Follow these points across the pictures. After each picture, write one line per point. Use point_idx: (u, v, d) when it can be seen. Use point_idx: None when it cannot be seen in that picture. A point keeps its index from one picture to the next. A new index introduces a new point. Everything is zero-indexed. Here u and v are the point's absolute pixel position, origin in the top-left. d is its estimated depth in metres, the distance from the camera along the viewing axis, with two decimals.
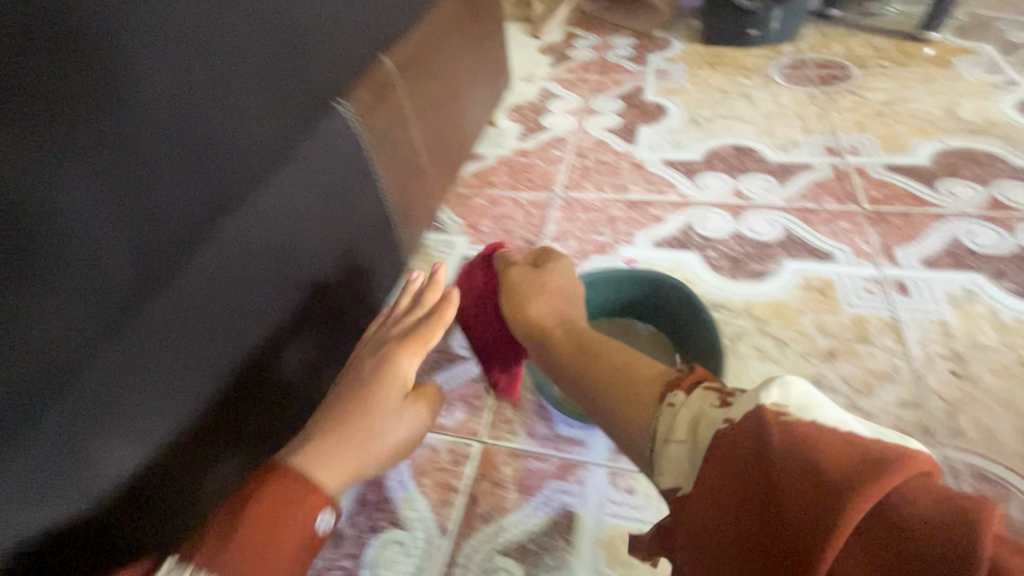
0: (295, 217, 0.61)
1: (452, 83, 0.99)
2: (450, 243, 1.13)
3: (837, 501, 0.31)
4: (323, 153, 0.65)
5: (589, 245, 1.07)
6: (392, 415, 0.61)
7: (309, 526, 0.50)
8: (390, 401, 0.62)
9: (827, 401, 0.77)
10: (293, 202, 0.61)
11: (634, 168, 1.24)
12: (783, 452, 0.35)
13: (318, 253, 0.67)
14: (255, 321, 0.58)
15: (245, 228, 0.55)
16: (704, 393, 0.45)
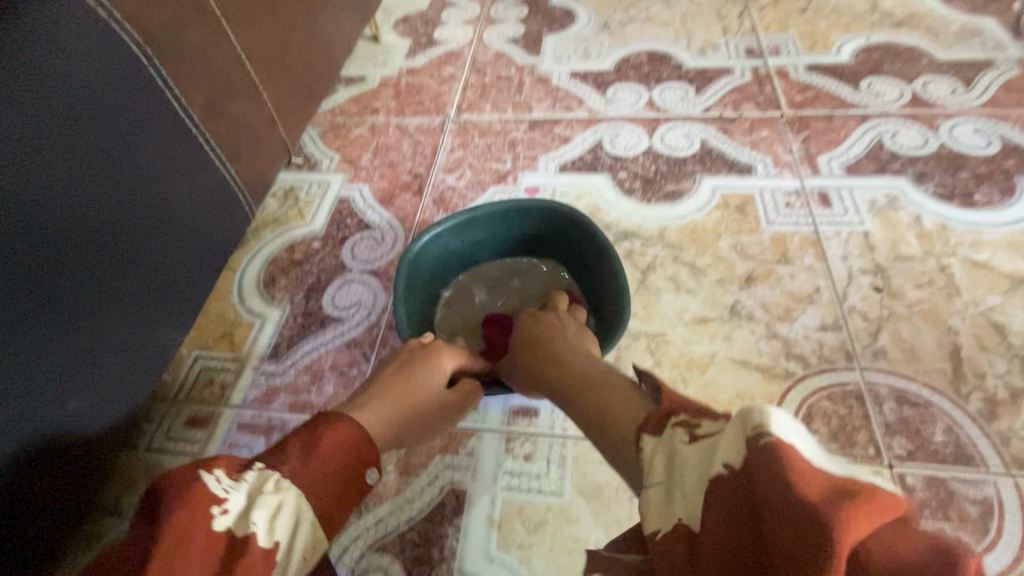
0: (60, 177, 0.47)
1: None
2: (324, 183, 0.95)
3: (830, 545, 0.21)
4: (76, 75, 0.47)
5: (486, 174, 0.92)
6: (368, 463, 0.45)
7: (361, 477, 0.43)
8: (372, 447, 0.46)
9: (746, 331, 0.68)
10: (57, 162, 0.46)
11: (538, 83, 1.08)
12: (775, 525, 0.24)
13: (101, 219, 0.51)
14: (19, 318, 0.44)
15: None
16: (675, 432, 0.35)
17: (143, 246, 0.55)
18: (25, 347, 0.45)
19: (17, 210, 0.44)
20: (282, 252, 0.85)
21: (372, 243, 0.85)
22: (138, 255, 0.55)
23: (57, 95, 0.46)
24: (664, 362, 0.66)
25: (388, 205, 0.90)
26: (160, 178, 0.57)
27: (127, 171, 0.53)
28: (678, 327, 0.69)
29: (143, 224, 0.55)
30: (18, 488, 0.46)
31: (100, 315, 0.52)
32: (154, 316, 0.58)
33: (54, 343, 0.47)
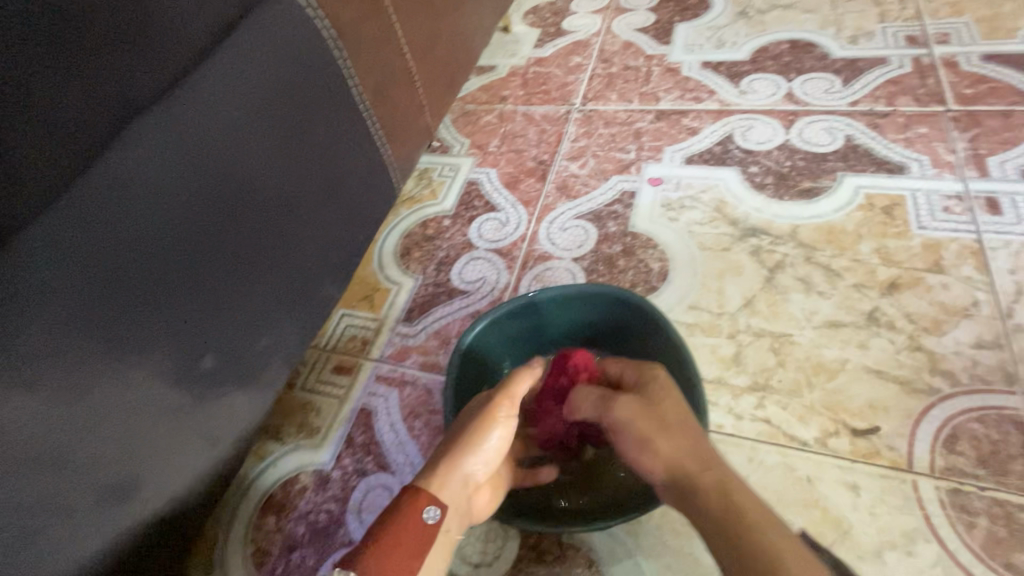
0: (270, 148, 0.55)
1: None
2: (455, 167, 1.02)
3: None
4: (294, 55, 0.56)
5: (610, 163, 0.93)
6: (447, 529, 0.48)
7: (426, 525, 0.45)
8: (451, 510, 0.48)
9: (884, 341, 0.64)
10: (276, 126, 0.56)
11: (667, 73, 1.06)
12: None
13: (304, 176, 0.60)
14: (240, 262, 0.53)
15: (233, 159, 0.52)
16: None
17: (327, 205, 0.64)
18: (251, 278, 0.55)
19: (241, 173, 0.53)
20: (416, 227, 0.93)
21: (498, 225, 0.90)
22: (324, 212, 0.64)
23: (281, 71, 0.55)
24: (788, 363, 0.65)
25: (513, 190, 0.95)
26: (338, 153, 0.65)
27: (320, 139, 0.62)
28: (806, 329, 0.67)
29: (325, 191, 0.63)
30: (237, 392, 0.56)
31: (296, 261, 0.60)
32: (333, 265, 0.67)
33: (261, 287, 0.56)
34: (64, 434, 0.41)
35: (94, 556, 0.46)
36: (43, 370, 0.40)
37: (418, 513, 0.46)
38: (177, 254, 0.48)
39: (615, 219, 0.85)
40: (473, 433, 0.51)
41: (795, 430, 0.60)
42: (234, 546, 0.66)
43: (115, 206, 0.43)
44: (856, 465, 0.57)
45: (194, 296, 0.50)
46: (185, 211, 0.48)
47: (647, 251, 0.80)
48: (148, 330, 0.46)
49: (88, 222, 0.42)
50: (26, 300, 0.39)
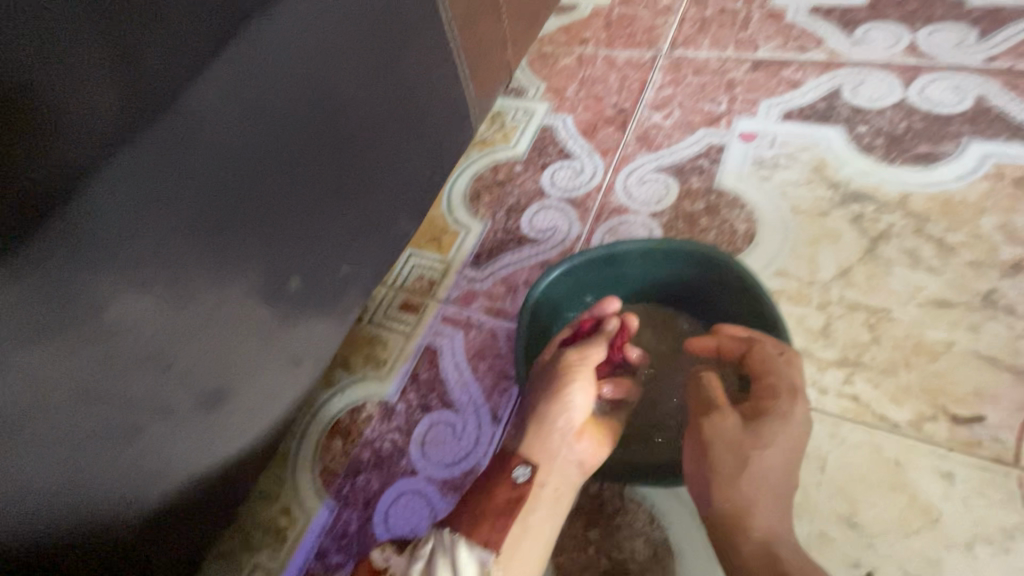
0: (362, 76, 0.54)
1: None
2: (529, 111, 0.98)
3: None
4: None
5: (697, 115, 0.87)
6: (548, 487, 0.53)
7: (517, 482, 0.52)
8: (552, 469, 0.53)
9: (999, 326, 0.58)
10: (368, 46, 0.54)
11: (769, 18, 0.96)
12: None
13: (387, 103, 0.58)
14: (327, 190, 0.54)
15: (328, 80, 0.51)
16: None
17: (408, 136, 0.63)
18: (334, 204, 0.55)
19: (335, 100, 0.52)
20: (486, 171, 0.91)
21: (571, 173, 0.86)
22: (404, 144, 0.63)
23: None
24: (884, 340, 0.60)
25: (590, 138, 0.90)
26: (422, 87, 0.63)
27: (408, 65, 0.60)
28: (909, 306, 0.61)
29: (405, 126, 0.62)
30: (314, 315, 0.58)
31: (375, 191, 0.60)
32: (407, 201, 0.66)
33: (343, 217, 0.57)
34: (169, 339, 0.44)
35: (191, 450, 0.49)
36: (154, 276, 0.41)
37: (507, 472, 0.53)
38: (272, 177, 0.48)
39: (699, 175, 0.80)
40: (554, 394, 0.54)
41: (887, 410, 0.56)
42: (304, 463, 0.69)
43: (222, 121, 0.43)
44: (952, 453, 0.53)
45: (286, 220, 0.50)
46: (281, 129, 0.48)
47: (733, 211, 0.74)
48: (246, 249, 0.48)
49: (199, 136, 0.42)
50: (142, 208, 0.40)
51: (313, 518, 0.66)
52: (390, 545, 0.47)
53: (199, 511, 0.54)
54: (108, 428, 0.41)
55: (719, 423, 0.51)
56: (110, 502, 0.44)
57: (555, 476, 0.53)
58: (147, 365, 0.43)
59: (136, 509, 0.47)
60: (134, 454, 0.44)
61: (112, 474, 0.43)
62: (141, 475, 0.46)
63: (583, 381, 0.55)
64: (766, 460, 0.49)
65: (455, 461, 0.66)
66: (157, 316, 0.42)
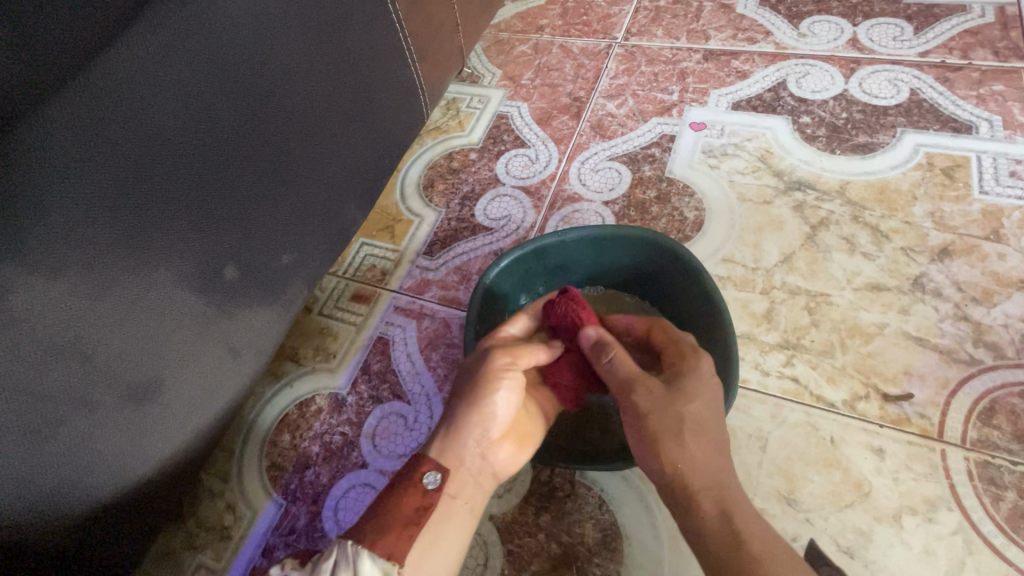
0: (298, 55, 0.52)
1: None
2: (485, 98, 0.96)
3: None
4: None
5: (650, 104, 0.88)
6: (464, 496, 0.48)
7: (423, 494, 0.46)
8: (466, 478, 0.49)
9: (928, 308, 0.61)
10: (304, 22, 0.51)
11: (720, 10, 0.98)
12: None
13: (327, 84, 0.56)
14: (263, 174, 0.52)
15: (258, 57, 0.48)
16: None
17: (352, 121, 0.61)
18: (273, 188, 0.53)
19: (269, 80, 0.50)
20: (441, 159, 0.89)
21: (526, 161, 0.86)
22: (347, 127, 0.61)
23: None
24: (823, 323, 0.62)
25: (545, 126, 0.90)
26: (365, 68, 0.61)
27: (349, 44, 0.58)
28: (845, 290, 0.64)
29: (347, 109, 0.60)
30: (254, 305, 0.56)
31: (318, 177, 0.59)
32: (353, 187, 0.64)
33: (282, 201, 0.55)
34: (92, 331, 0.41)
35: (120, 449, 0.47)
36: (68, 260, 0.39)
37: (417, 477, 0.47)
38: (200, 156, 0.46)
39: (651, 164, 0.80)
40: (477, 398, 0.50)
41: (824, 391, 0.58)
42: (250, 458, 0.67)
43: (140, 97, 0.41)
44: (883, 430, 0.56)
45: (219, 202, 0.48)
46: (209, 108, 0.45)
47: (683, 199, 0.75)
48: (175, 232, 0.45)
49: (110, 112, 0.39)
50: (51, 183, 0.37)
51: (260, 515, 0.64)
52: (291, 560, 0.40)
53: (134, 513, 0.52)
54: (19, 428, 0.39)
55: (640, 393, 0.50)
56: (30, 503, 0.41)
57: (473, 489, 0.49)
58: (65, 357, 0.40)
59: (66, 510, 0.44)
60: (53, 454, 0.41)
61: (28, 475, 0.40)
62: (65, 474, 0.43)
63: (510, 384, 0.51)
64: (692, 414, 0.48)
65: (407, 453, 0.65)
66: (73, 307, 0.40)
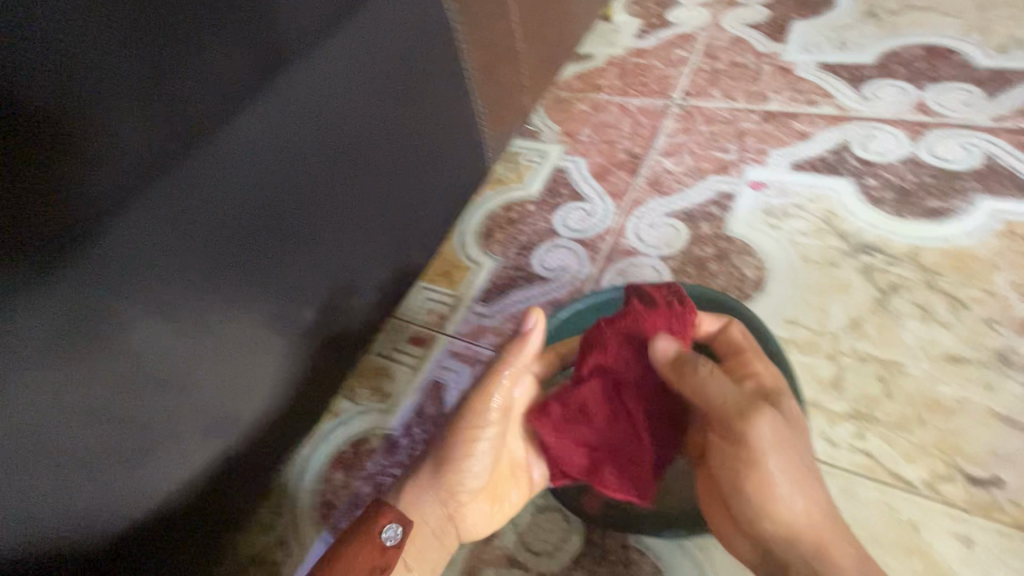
0: (365, 100, 0.54)
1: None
2: (543, 153, 1.00)
3: None
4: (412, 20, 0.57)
5: (708, 162, 0.89)
6: (421, 553, 0.52)
7: (381, 549, 0.50)
8: (428, 537, 0.53)
9: (1015, 385, 0.58)
10: (391, 88, 0.57)
11: (779, 73, 1.00)
12: None
13: (405, 141, 0.61)
14: (344, 223, 0.56)
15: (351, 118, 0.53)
16: None
17: (424, 173, 0.66)
18: (352, 234, 0.57)
19: (336, 127, 0.51)
20: (500, 210, 0.93)
21: (583, 215, 0.88)
22: (420, 180, 0.65)
23: (406, 36, 0.56)
24: (897, 395, 0.59)
25: (602, 180, 0.92)
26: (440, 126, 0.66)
27: (428, 105, 0.62)
28: (921, 360, 0.61)
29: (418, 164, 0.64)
30: (321, 342, 0.58)
31: (391, 224, 0.62)
32: (421, 236, 0.68)
33: (353, 248, 0.58)
34: (186, 367, 0.45)
35: (163, 466, 0.46)
36: (178, 301, 0.42)
37: (375, 531, 0.50)
38: (250, 193, 0.45)
39: (709, 221, 0.81)
40: (462, 460, 0.54)
41: (901, 468, 0.55)
42: (303, 494, 0.68)
43: (254, 156, 0.45)
44: (971, 516, 0.52)
45: (272, 224, 0.48)
46: (308, 164, 0.50)
47: (742, 258, 0.75)
48: (235, 266, 0.46)
49: (230, 169, 0.43)
50: (174, 233, 0.41)
51: (309, 553, 0.65)
52: None
53: (197, 546, 0.53)
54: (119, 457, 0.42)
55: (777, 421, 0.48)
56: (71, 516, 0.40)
57: (430, 547, 0.54)
58: (109, 372, 0.40)
59: (109, 529, 0.43)
60: (137, 479, 0.44)
61: (120, 502, 0.43)
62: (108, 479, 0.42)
63: (495, 454, 0.54)
64: (771, 469, 0.48)
65: None
66: (175, 346, 0.43)
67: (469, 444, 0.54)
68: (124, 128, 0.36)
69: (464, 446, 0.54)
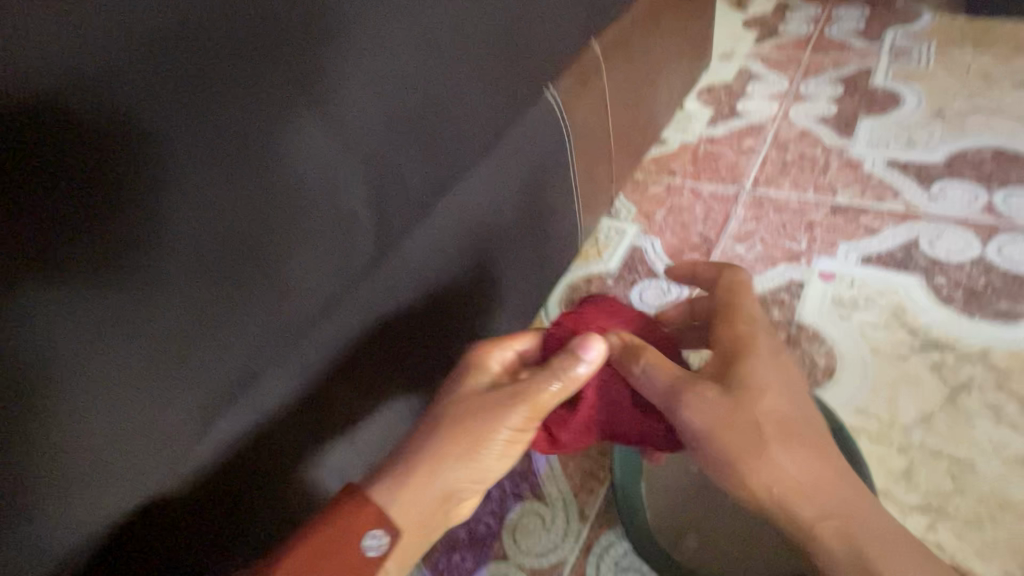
0: (488, 207, 0.68)
1: (647, 56, 0.94)
2: (620, 230, 1.09)
3: None
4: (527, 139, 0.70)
5: (778, 250, 0.96)
6: (408, 551, 0.53)
7: (364, 549, 0.50)
8: (415, 542, 0.53)
9: None
10: (512, 198, 0.71)
11: (847, 167, 1.07)
12: None
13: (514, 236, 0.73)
14: (469, 304, 0.69)
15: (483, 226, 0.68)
16: None
17: (528, 262, 0.79)
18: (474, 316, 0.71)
19: (428, 167, 0.57)
20: (581, 282, 1.02)
21: (660, 292, 0.97)
22: (523, 267, 0.78)
23: (524, 158, 0.71)
24: (968, 491, 0.64)
25: (676, 260, 1.01)
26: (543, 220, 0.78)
27: (538, 209, 0.76)
28: (992, 460, 0.66)
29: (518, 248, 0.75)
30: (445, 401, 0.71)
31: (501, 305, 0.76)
32: (518, 309, 0.79)
33: (448, 298, 0.65)
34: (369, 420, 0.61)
35: (151, 460, 0.43)
36: (370, 370, 0.58)
37: (363, 530, 0.50)
38: (301, 168, 0.45)
39: (780, 306, 0.87)
40: (462, 458, 0.53)
41: (973, 564, 0.60)
42: None
43: (419, 262, 0.60)
44: None
45: (299, 202, 0.45)
46: (451, 263, 0.64)
47: (813, 344, 0.81)
48: (402, 341, 0.61)
49: (407, 274, 0.59)
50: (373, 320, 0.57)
51: None
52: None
53: None
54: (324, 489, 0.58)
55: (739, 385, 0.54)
56: (31, 493, 0.37)
57: (416, 546, 0.54)
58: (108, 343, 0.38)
59: (74, 514, 0.40)
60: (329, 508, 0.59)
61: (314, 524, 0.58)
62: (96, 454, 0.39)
63: (494, 452, 0.54)
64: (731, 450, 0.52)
65: (544, 552, 0.72)
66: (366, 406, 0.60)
67: (465, 441, 0.53)
68: (352, 246, 0.51)
69: (462, 444, 0.53)
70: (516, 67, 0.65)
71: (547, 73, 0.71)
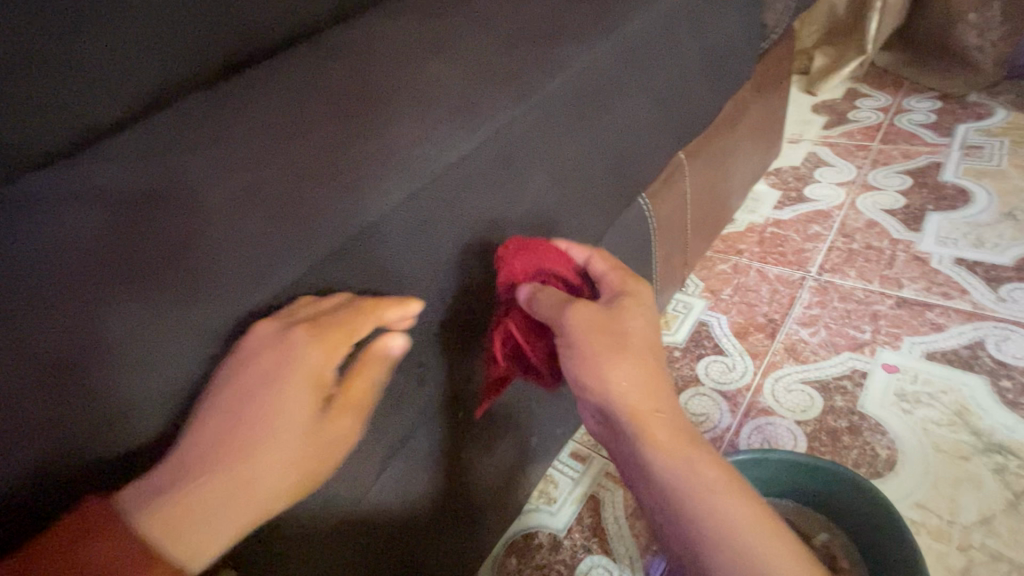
0: None
1: (726, 156, 1.03)
2: (687, 304, 1.16)
3: None
4: (622, 231, 0.80)
5: (842, 338, 1.02)
6: (185, 549, 0.36)
7: (161, 521, 0.35)
8: (222, 520, 0.38)
9: None
10: None
11: (914, 261, 1.12)
12: None
13: None
14: None
15: None
16: None
17: None
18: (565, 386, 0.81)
19: None
20: None
21: (724, 368, 1.03)
22: None
23: (621, 250, 0.81)
24: None
25: (741, 339, 1.07)
26: None
27: None
28: None
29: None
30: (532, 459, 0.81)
31: None
32: None
33: None
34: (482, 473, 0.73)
35: (159, 406, 0.38)
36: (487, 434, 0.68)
37: (148, 511, 0.35)
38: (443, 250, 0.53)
39: (843, 394, 0.93)
40: (302, 397, 0.41)
41: None
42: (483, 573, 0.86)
43: None
44: None
45: (418, 254, 0.50)
46: None
47: (874, 435, 0.86)
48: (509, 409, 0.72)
49: None
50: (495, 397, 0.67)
51: None
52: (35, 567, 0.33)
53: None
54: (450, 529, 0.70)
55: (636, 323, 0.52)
56: (99, 440, 0.36)
57: (191, 537, 0.36)
58: (141, 327, 0.38)
59: (104, 441, 0.36)
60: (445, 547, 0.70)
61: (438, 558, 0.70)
62: (90, 437, 0.36)
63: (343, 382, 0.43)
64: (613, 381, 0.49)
65: None
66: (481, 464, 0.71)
67: (306, 377, 0.41)
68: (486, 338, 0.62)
69: (298, 378, 0.41)
70: (629, 182, 0.74)
71: (647, 182, 0.81)
